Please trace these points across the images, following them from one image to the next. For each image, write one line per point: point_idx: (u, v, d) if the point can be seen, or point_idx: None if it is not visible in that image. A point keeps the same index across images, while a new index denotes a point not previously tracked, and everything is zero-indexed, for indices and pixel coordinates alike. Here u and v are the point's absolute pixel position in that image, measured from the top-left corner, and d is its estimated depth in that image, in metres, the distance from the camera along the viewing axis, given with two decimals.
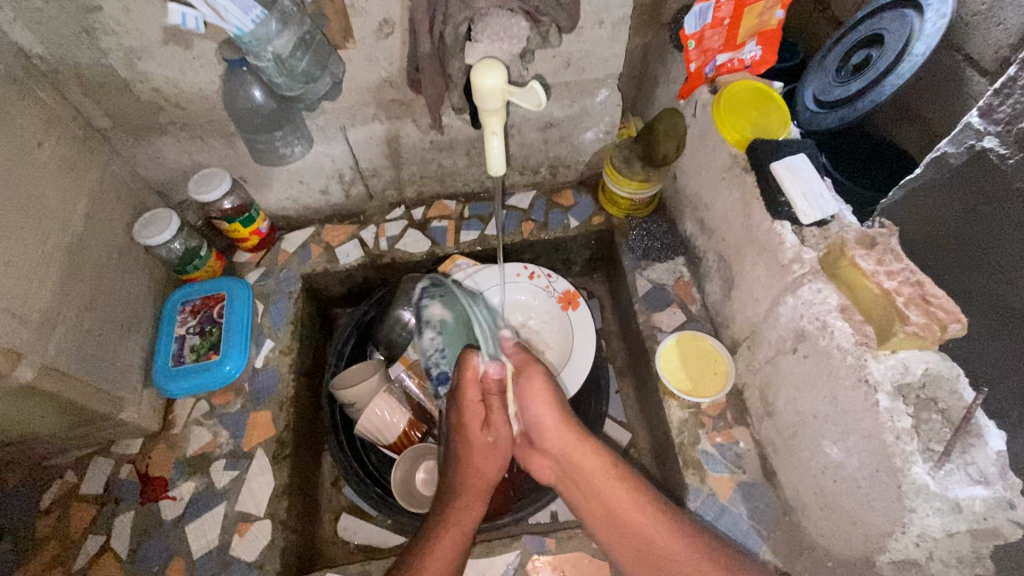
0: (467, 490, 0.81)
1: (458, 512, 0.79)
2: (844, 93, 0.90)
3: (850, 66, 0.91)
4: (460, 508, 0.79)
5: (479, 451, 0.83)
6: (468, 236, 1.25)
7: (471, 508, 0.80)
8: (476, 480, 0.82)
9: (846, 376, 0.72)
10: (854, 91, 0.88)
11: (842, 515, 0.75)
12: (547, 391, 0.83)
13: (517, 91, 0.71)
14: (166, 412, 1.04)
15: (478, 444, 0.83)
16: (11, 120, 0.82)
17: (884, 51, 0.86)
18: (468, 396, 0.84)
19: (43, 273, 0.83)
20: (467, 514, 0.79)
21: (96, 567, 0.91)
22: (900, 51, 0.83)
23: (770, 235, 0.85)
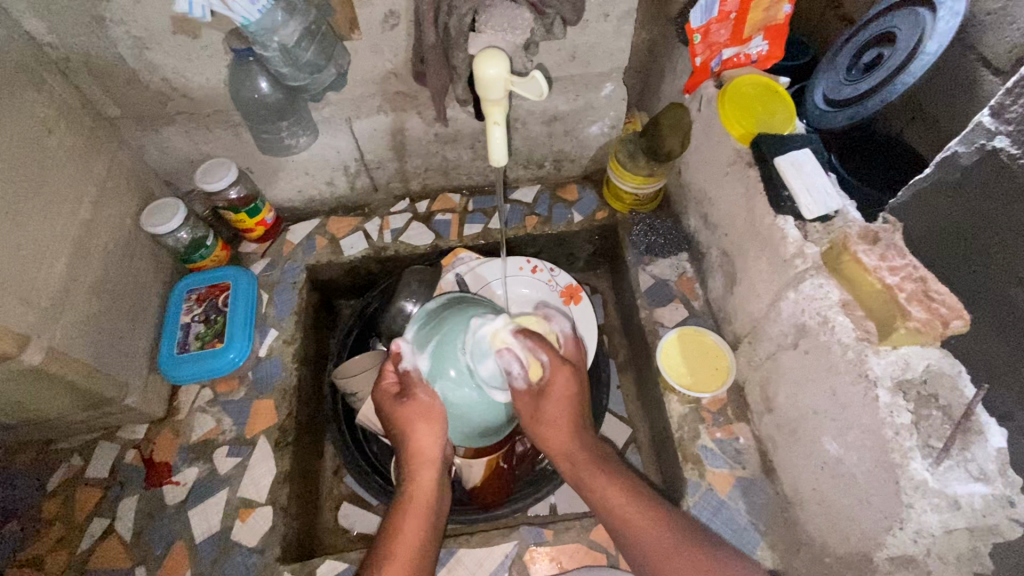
0: (417, 465, 0.76)
1: (413, 487, 0.75)
2: (855, 92, 0.90)
3: (862, 64, 0.91)
4: (416, 485, 0.75)
5: (413, 418, 0.75)
6: (472, 230, 1.26)
7: (427, 482, 0.75)
8: (423, 450, 0.75)
9: (846, 372, 0.72)
10: (864, 90, 0.88)
11: (840, 512, 0.75)
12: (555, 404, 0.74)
13: (520, 80, 0.71)
14: (170, 398, 1.06)
15: (414, 410, 0.75)
16: (23, 108, 0.83)
17: (895, 49, 0.85)
18: (385, 379, 0.80)
19: (52, 258, 0.84)
20: (418, 489, 0.75)
21: (101, 549, 0.92)
22: (912, 50, 0.81)
23: (773, 230, 0.85)
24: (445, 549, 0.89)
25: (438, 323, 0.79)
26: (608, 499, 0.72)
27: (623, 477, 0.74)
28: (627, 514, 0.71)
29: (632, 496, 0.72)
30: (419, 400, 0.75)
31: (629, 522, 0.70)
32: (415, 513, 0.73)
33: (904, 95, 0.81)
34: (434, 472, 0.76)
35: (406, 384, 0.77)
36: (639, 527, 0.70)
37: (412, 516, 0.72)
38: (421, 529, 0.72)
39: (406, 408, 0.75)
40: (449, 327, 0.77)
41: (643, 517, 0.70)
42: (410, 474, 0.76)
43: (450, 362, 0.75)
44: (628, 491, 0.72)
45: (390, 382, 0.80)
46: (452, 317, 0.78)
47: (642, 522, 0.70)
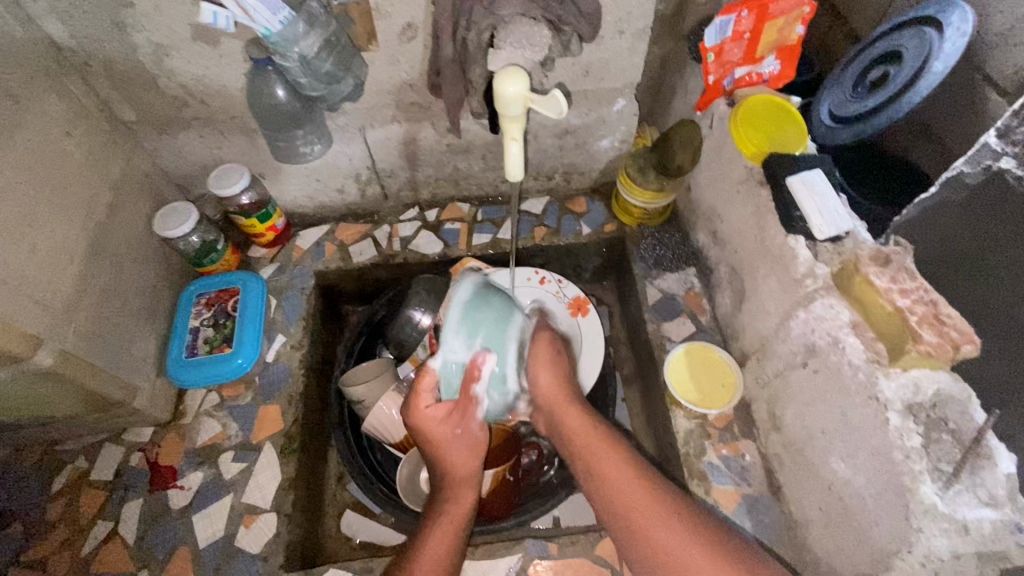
0: (456, 485, 0.85)
1: (451, 507, 0.83)
2: (860, 108, 0.90)
3: (868, 82, 0.91)
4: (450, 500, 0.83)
5: (456, 446, 0.87)
6: (480, 239, 1.26)
7: (464, 500, 0.84)
8: (461, 469, 0.86)
9: (856, 394, 0.72)
10: (869, 107, 0.89)
11: (846, 533, 0.76)
12: (548, 356, 0.92)
13: (539, 99, 0.67)
14: (177, 402, 1.06)
15: (461, 438, 0.88)
16: (41, 111, 0.84)
17: (902, 68, 0.85)
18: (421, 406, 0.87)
19: (67, 259, 0.85)
20: (455, 507, 0.82)
21: (104, 552, 0.92)
22: (917, 70, 0.82)
23: (784, 249, 0.85)
24: None
25: (478, 317, 0.89)
26: (621, 484, 0.78)
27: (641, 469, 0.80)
28: (633, 501, 0.76)
29: (633, 477, 0.78)
30: (467, 430, 0.88)
31: (616, 499, 0.78)
32: (448, 525, 0.80)
33: (908, 115, 0.83)
34: (471, 493, 0.85)
35: (460, 406, 0.87)
36: (654, 522, 0.74)
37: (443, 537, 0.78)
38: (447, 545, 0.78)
39: (456, 432, 0.87)
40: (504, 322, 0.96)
41: (627, 484, 0.78)
42: (448, 495, 0.84)
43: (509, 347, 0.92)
44: (636, 472, 0.79)
45: (429, 411, 0.87)
46: (493, 309, 0.91)
47: (630, 497, 0.77)
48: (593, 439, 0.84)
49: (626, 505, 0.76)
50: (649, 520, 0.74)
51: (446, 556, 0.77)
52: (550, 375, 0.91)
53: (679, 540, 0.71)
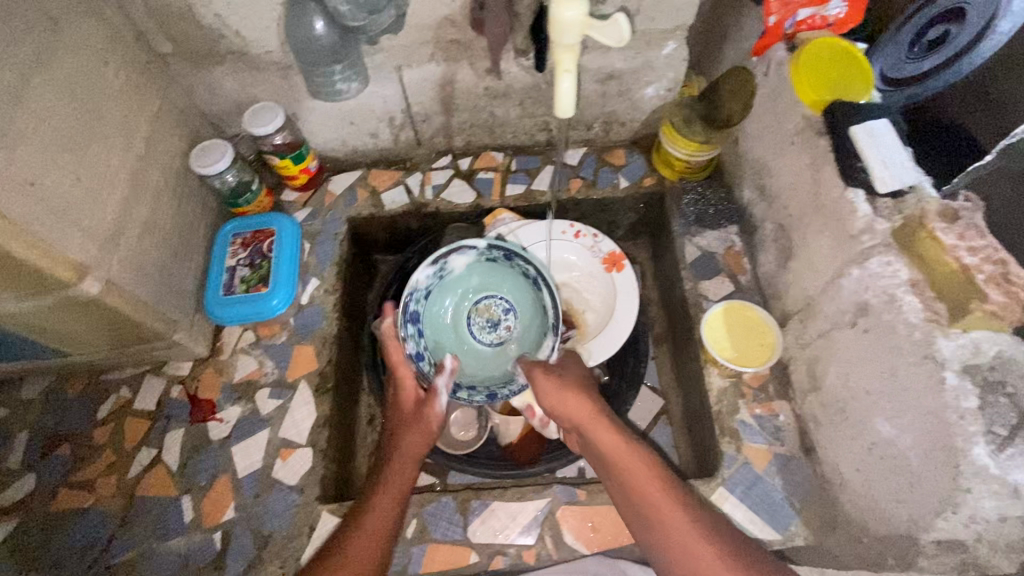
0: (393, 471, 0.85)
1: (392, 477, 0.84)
2: (916, 70, 0.82)
3: (926, 42, 0.80)
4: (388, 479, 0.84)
5: (410, 429, 0.89)
6: (514, 190, 1.23)
7: (401, 480, 0.84)
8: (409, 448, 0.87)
9: (910, 353, 0.70)
10: (925, 70, 0.81)
11: (885, 493, 0.75)
12: (553, 384, 0.88)
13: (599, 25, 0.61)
14: (214, 339, 1.08)
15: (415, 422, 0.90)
16: (79, 35, 0.82)
17: (963, 27, 0.75)
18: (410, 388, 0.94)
19: (109, 188, 0.84)
20: (399, 478, 0.84)
21: (149, 477, 0.96)
22: (980, 30, 0.73)
23: (841, 204, 0.81)
24: (479, 500, 0.91)
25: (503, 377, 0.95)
26: (644, 489, 0.77)
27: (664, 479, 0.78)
28: (662, 510, 0.75)
29: (657, 484, 0.77)
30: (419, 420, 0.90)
31: (639, 501, 0.77)
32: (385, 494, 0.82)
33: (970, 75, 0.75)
34: (408, 480, 0.85)
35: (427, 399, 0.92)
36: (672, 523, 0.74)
37: (388, 491, 0.83)
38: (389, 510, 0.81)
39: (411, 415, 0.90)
40: (517, 310, 1.04)
41: (650, 485, 0.77)
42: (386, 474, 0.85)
43: (526, 343, 1.03)
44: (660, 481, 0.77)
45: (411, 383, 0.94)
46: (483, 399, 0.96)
47: (650, 499, 0.76)
48: (616, 444, 0.82)
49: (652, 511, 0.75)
50: (661, 506, 0.75)
51: (384, 523, 0.80)
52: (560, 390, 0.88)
53: (692, 536, 0.72)
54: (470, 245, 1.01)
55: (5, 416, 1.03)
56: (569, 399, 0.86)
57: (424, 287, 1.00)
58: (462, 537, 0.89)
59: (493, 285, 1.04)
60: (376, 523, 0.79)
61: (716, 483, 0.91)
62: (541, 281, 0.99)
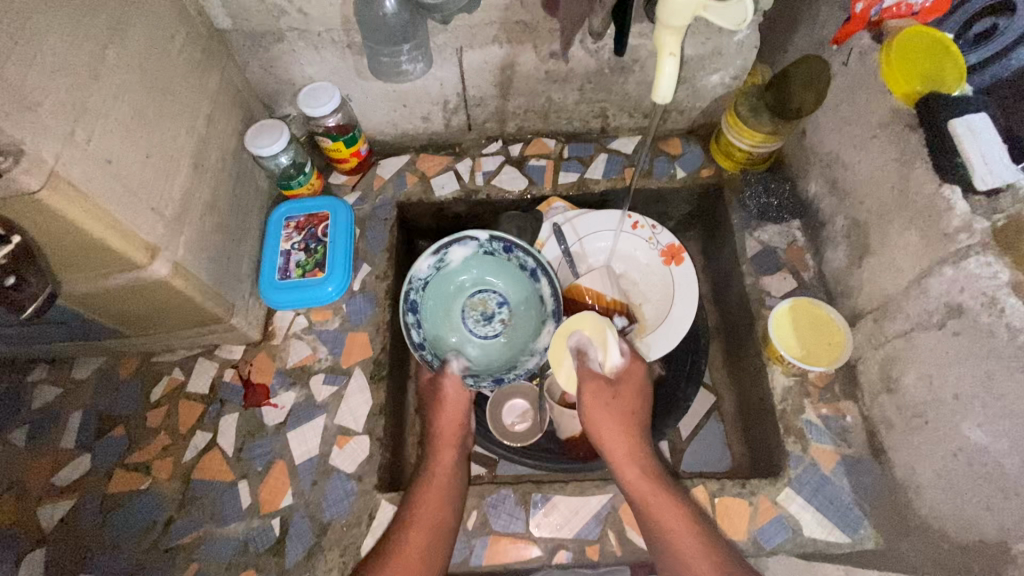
0: (441, 450, 0.87)
1: (436, 468, 0.85)
2: None
3: None
4: (437, 467, 0.85)
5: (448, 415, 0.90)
6: (567, 178, 1.20)
7: (445, 464, 0.86)
8: (445, 432, 0.89)
9: (1011, 358, 0.67)
10: None
11: (971, 500, 0.73)
12: (606, 412, 0.83)
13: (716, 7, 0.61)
14: (266, 323, 1.07)
15: (454, 406, 0.91)
16: (148, 8, 0.79)
17: (1014, 20, 0.80)
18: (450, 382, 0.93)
19: (175, 168, 0.82)
20: (439, 467, 0.85)
21: (205, 460, 0.95)
22: None
23: (933, 201, 0.78)
24: (540, 493, 0.90)
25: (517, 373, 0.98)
26: (668, 518, 0.76)
27: (689, 512, 0.77)
28: (682, 546, 0.74)
29: (683, 517, 0.76)
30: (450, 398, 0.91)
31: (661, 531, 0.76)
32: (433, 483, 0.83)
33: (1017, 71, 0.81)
34: (452, 460, 0.86)
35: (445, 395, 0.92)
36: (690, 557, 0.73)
37: (436, 487, 0.82)
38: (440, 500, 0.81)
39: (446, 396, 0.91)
40: (510, 303, 1.05)
41: (677, 521, 0.76)
42: (434, 456, 0.86)
43: (519, 334, 1.04)
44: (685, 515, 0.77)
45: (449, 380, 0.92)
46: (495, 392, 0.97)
47: (673, 531, 0.75)
48: (647, 479, 0.80)
49: (671, 542, 0.75)
50: (685, 548, 0.74)
51: (436, 510, 0.80)
52: (611, 415, 0.83)
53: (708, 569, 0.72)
54: (471, 237, 1.02)
55: (59, 395, 1.02)
56: (610, 429, 0.83)
57: (423, 277, 1.01)
58: (523, 530, 0.88)
59: (489, 278, 1.05)
60: (428, 507, 0.80)
61: (782, 483, 0.89)
62: (540, 274, 1.01)
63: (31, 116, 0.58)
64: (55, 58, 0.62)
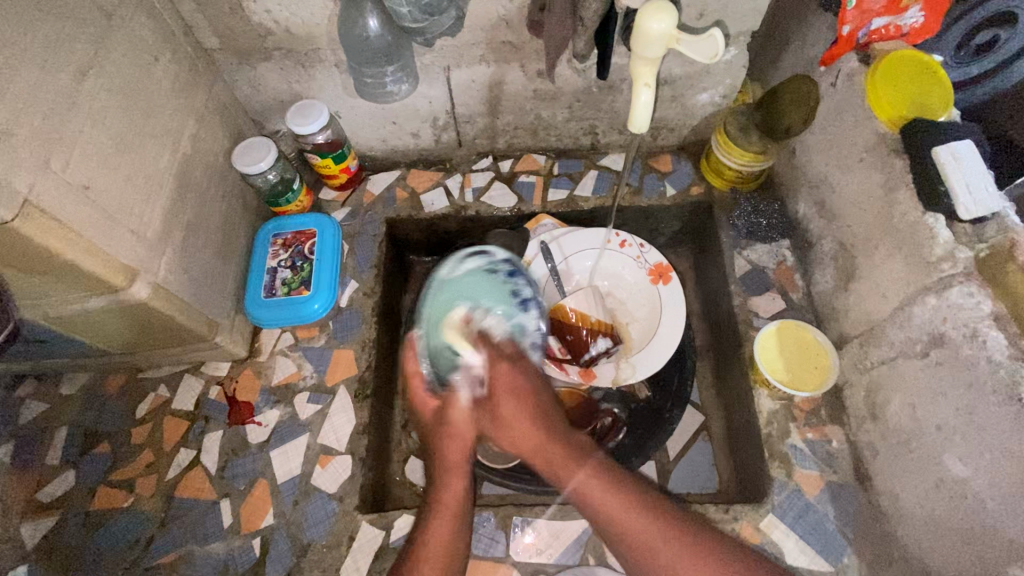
0: (448, 477, 0.71)
1: (444, 492, 0.70)
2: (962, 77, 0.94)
3: (972, 47, 0.91)
4: (445, 492, 0.70)
5: (449, 435, 0.72)
6: (556, 195, 1.19)
7: (456, 490, 0.71)
8: (452, 459, 0.71)
9: (992, 392, 0.66)
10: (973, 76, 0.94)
11: (952, 533, 0.72)
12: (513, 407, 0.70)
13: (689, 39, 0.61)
14: (252, 340, 1.07)
15: (459, 423, 0.72)
16: (131, 32, 0.80)
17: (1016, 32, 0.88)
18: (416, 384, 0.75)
19: (157, 189, 0.83)
20: (449, 496, 0.70)
21: (187, 478, 0.96)
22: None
23: (917, 228, 0.77)
24: (522, 517, 0.89)
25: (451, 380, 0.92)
26: (632, 528, 0.66)
27: (659, 507, 0.68)
28: (655, 548, 0.65)
29: (651, 517, 0.66)
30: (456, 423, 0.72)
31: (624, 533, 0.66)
32: (444, 512, 0.69)
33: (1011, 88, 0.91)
34: (464, 483, 0.71)
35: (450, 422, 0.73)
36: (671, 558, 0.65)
37: (445, 526, 0.68)
38: (454, 531, 0.69)
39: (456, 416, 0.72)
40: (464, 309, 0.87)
41: (636, 520, 0.66)
42: (441, 481, 0.71)
43: None
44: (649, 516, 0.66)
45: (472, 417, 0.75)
46: None
47: (638, 531, 0.66)
48: (600, 482, 0.68)
49: (637, 543, 0.66)
50: (658, 549, 0.65)
51: (448, 552, 0.67)
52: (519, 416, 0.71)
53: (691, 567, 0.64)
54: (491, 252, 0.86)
55: (46, 411, 1.03)
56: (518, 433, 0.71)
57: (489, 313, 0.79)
58: (504, 554, 0.87)
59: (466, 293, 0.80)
60: (440, 552, 0.66)
61: (765, 509, 0.89)
62: (534, 307, 0.82)
63: (4, 146, 0.58)
64: (30, 87, 0.62)
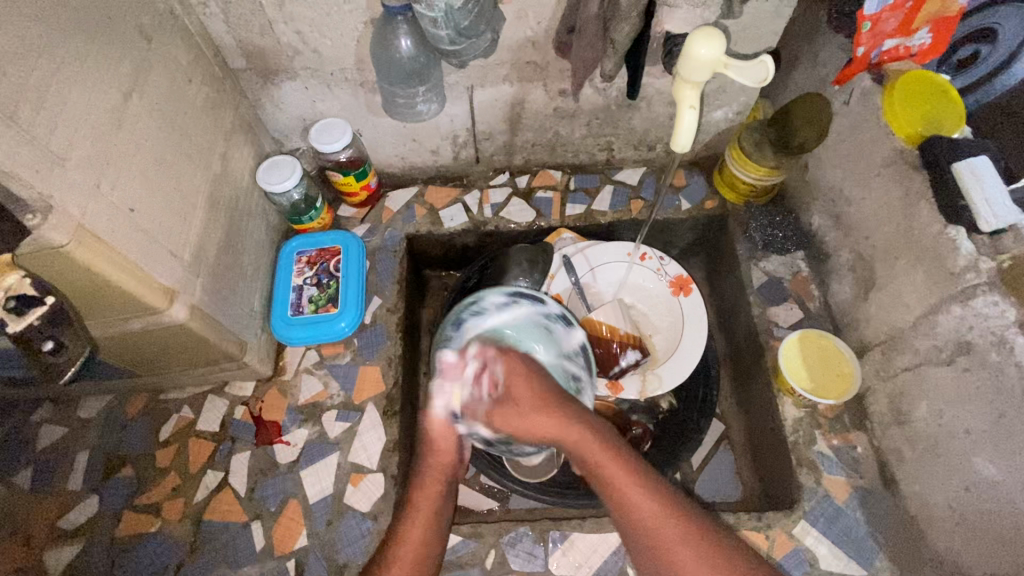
0: (423, 491, 0.74)
1: (408, 521, 0.71)
2: None
3: (955, 60, 0.90)
4: (410, 522, 0.71)
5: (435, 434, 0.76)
6: (574, 210, 1.21)
7: (420, 522, 0.71)
8: (438, 464, 0.75)
9: (1022, 397, 0.69)
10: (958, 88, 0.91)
11: (984, 535, 0.75)
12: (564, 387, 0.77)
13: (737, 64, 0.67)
14: (277, 358, 1.06)
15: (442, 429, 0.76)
16: (167, 54, 0.80)
17: (995, 47, 0.84)
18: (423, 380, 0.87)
19: (192, 210, 0.82)
20: (419, 515, 0.72)
21: (216, 501, 0.94)
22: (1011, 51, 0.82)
23: (939, 240, 0.80)
24: (558, 531, 0.89)
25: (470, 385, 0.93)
26: (669, 537, 0.64)
27: (694, 518, 0.66)
28: (690, 562, 0.63)
29: (690, 531, 0.64)
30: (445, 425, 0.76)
31: (662, 549, 0.64)
32: (410, 543, 0.70)
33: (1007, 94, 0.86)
34: (437, 501, 0.74)
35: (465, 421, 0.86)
36: (703, 570, 0.63)
37: (411, 541, 0.70)
38: (422, 546, 0.71)
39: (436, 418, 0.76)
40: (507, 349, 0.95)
41: (676, 531, 0.64)
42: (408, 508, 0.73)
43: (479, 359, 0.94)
44: (684, 523, 0.65)
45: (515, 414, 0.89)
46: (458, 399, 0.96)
47: (674, 543, 0.64)
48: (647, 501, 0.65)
49: (672, 558, 0.63)
50: (693, 566, 0.63)
51: (417, 566, 0.69)
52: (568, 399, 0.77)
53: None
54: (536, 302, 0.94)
55: (65, 435, 1.00)
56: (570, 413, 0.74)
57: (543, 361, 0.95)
58: (542, 569, 0.87)
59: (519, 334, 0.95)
60: (408, 569, 0.69)
61: (796, 516, 0.90)
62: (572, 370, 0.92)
63: (59, 172, 0.58)
64: (82, 112, 0.62)
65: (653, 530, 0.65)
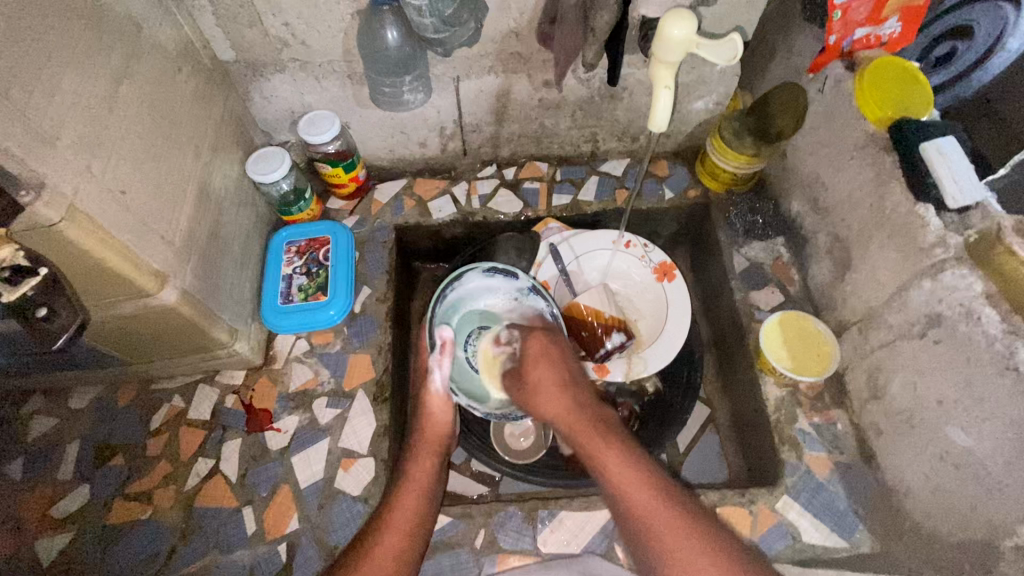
0: (422, 450, 0.87)
1: (412, 472, 0.84)
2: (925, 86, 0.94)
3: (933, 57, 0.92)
4: (412, 472, 0.84)
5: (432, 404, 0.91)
6: (560, 200, 1.24)
7: (423, 469, 0.85)
8: (431, 436, 0.88)
9: (989, 364, 0.72)
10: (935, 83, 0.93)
11: (958, 501, 0.77)
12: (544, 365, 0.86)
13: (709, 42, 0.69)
14: (267, 347, 1.07)
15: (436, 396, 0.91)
16: (156, 43, 0.82)
17: (971, 44, 0.85)
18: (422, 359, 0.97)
19: (181, 196, 0.84)
20: (419, 471, 0.84)
21: (208, 488, 0.95)
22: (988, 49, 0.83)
23: (909, 218, 0.83)
24: (547, 510, 0.91)
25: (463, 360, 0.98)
26: (635, 497, 0.71)
27: (659, 481, 0.72)
28: (650, 515, 0.70)
29: (652, 491, 0.71)
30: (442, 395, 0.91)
31: (630, 507, 0.71)
32: (405, 499, 0.80)
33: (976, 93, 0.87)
34: (433, 460, 0.86)
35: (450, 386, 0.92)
36: (666, 527, 0.69)
37: (409, 493, 0.81)
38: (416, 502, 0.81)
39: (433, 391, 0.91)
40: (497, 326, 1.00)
41: (639, 491, 0.71)
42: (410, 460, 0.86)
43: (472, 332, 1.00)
44: (650, 483, 0.72)
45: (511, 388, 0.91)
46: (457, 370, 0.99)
47: (637, 500, 0.71)
48: (615, 462, 0.73)
49: (639, 515, 0.70)
50: (658, 521, 0.69)
51: (411, 522, 0.78)
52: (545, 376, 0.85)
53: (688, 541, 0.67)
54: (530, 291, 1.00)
55: (56, 426, 1.01)
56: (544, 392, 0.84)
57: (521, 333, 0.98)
58: (531, 547, 0.89)
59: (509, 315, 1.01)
60: (402, 523, 0.78)
61: (779, 491, 0.92)
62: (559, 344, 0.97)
63: (52, 151, 0.60)
64: (74, 94, 0.64)
65: (621, 485, 0.72)
